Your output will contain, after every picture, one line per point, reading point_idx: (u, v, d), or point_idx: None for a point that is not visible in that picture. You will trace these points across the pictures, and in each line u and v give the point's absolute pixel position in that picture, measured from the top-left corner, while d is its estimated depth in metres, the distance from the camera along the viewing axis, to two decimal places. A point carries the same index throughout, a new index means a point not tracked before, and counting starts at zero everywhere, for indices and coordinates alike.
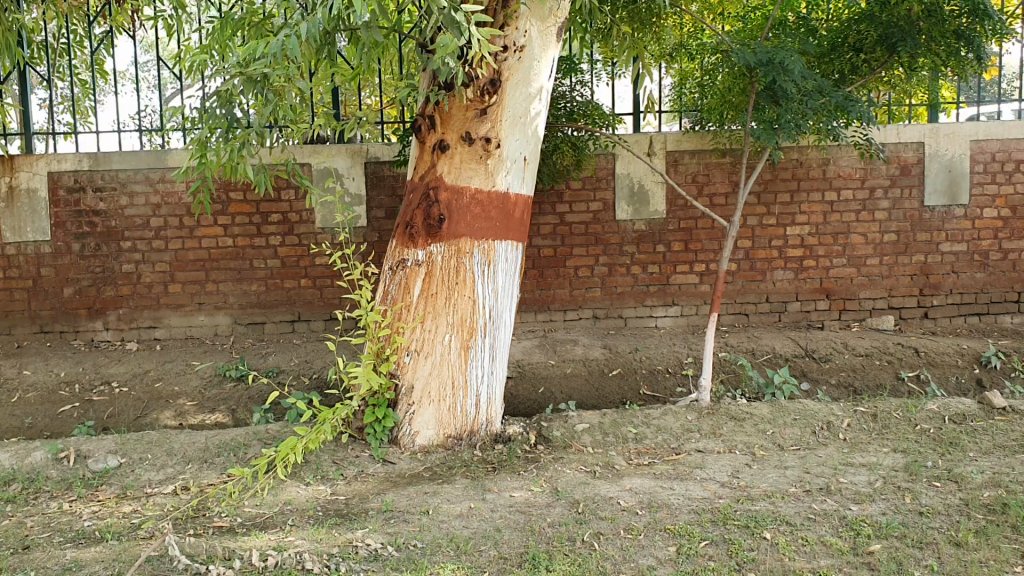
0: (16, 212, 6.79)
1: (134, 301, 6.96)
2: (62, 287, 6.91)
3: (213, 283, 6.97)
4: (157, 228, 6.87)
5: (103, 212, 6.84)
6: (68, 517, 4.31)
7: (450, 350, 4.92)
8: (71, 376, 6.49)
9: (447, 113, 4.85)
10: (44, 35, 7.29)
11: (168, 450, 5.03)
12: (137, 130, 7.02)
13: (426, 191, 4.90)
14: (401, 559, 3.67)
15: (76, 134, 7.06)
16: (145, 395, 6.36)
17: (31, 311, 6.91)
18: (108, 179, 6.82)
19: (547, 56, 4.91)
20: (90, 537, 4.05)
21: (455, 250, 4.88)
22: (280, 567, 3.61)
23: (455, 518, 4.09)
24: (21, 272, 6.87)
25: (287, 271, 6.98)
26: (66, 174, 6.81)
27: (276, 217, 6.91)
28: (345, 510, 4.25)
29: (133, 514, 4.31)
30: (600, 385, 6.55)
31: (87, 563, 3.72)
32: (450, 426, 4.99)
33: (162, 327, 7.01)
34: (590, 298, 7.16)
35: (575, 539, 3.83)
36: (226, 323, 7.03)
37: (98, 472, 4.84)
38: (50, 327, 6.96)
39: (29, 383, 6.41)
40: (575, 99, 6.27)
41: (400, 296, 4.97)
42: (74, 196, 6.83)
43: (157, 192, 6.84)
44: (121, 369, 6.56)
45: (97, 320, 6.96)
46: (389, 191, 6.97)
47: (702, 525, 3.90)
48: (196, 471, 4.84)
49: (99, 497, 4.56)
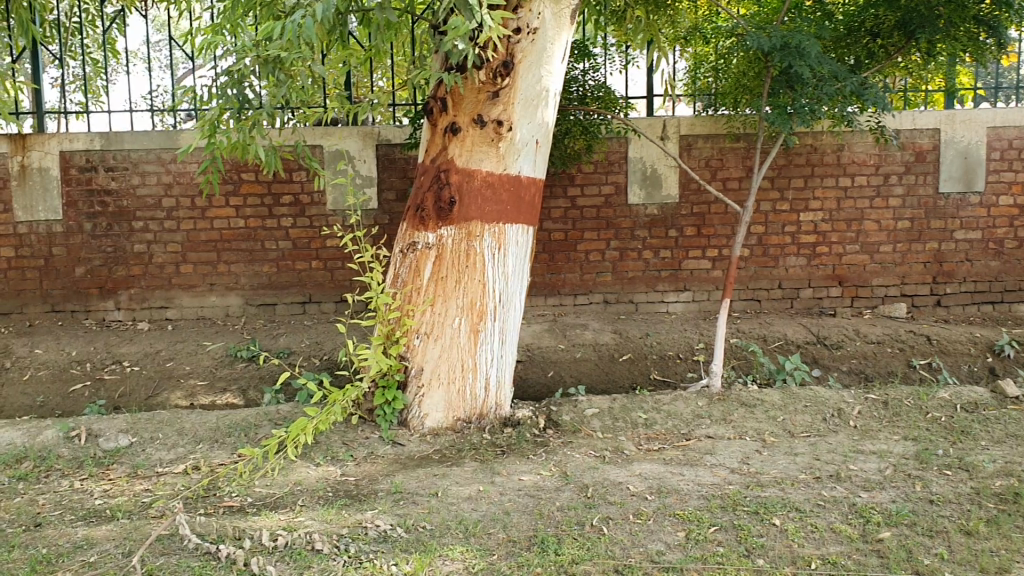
0: (28, 192, 6.79)
1: (146, 281, 6.97)
2: (74, 267, 6.92)
3: (225, 264, 6.97)
4: (169, 208, 6.87)
5: (115, 192, 6.84)
6: (80, 495, 4.35)
7: (459, 333, 4.92)
8: (83, 355, 6.50)
9: (460, 96, 4.85)
10: (56, 15, 7.29)
11: (180, 429, 5.05)
12: (149, 110, 7.01)
13: (437, 173, 4.90)
14: (411, 540, 3.69)
15: (88, 113, 7.05)
16: (156, 374, 6.39)
17: (43, 290, 6.92)
18: (120, 159, 6.81)
19: (561, 39, 4.88)
20: (101, 515, 4.08)
21: (466, 233, 4.87)
22: (290, 547, 3.63)
23: (464, 501, 4.10)
24: (32, 251, 6.88)
25: (298, 253, 6.99)
26: (77, 153, 6.81)
27: (287, 199, 6.91)
28: (355, 491, 4.26)
29: (143, 492, 4.34)
30: (610, 370, 6.53)
31: (98, 541, 3.76)
32: (459, 409, 4.98)
33: (174, 308, 7.02)
34: (601, 282, 7.13)
35: (584, 523, 3.83)
36: (237, 304, 7.03)
37: (110, 450, 4.86)
38: (61, 306, 6.96)
39: (40, 362, 6.43)
40: (587, 83, 6.22)
41: (410, 279, 4.97)
42: (86, 175, 6.83)
43: (168, 172, 6.85)
44: (133, 348, 6.58)
45: (108, 299, 6.97)
46: (400, 173, 6.94)
47: (711, 511, 3.90)
48: (206, 450, 4.85)
49: (110, 475, 4.59)
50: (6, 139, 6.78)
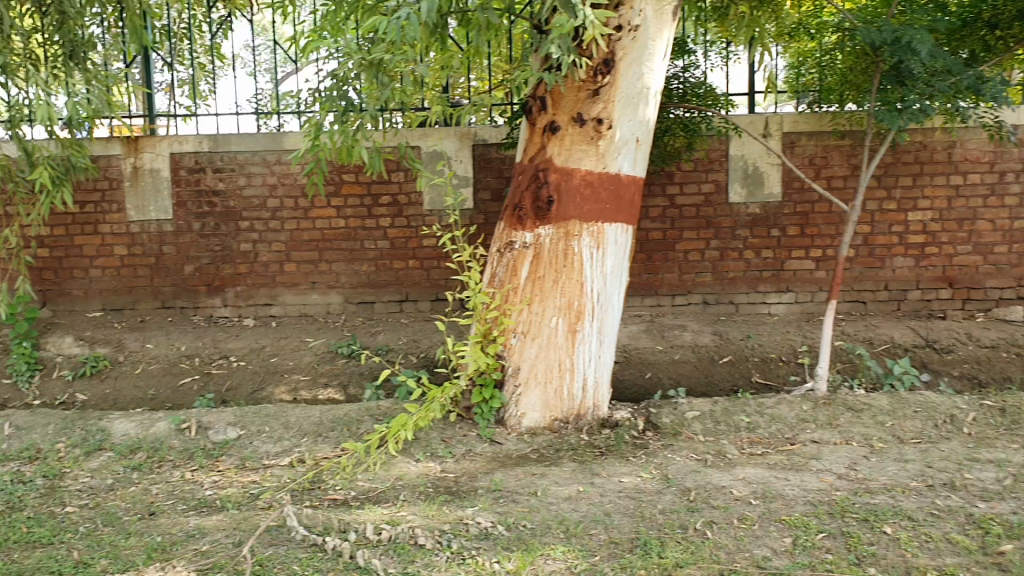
0: (140, 192, 7.02)
1: (251, 279, 7.15)
2: (183, 264, 7.14)
3: (326, 263, 7.11)
4: (273, 209, 7.05)
5: (222, 192, 7.05)
6: (191, 485, 4.50)
7: (557, 333, 4.88)
8: (191, 350, 6.72)
9: (559, 95, 4.84)
10: (166, 21, 7.55)
11: (285, 423, 5.17)
12: (254, 113, 7.20)
13: (536, 172, 4.89)
14: (512, 538, 3.70)
15: (196, 116, 7.29)
16: (260, 369, 6.56)
17: (154, 286, 7.15)
18: (227, 161, 7.02)
19: (662, 36, 4.82)
20: (211, 505, 4.22)
21: (564, 233, 4.85)
22: (394, 541, 3.68)
23: (565, 501, 4.08)
24: (144, 250, 7.11)
25: (397, 253, 7.08)
26: (187, 155, 7.04)
27: (386, 199, 7.01)
28: (455, 488, 4.29)
29: (251, 484, 4.47)
30: (710, 372, 6.43)
31: (210, 530, 3.89)
32: (556, 409, 4.93)
33: (277, 305, 7.19)
34: (701, 283, 7.03)
35: (687, 526, 3.77)
36: (337, 302, 7.17)
37: (219, 443, 5.02)
38: (171, 303, 7.19)
39: (152, 356, 6.66)
40: (686, 81, 6.15)
41: (508, 278, 4.97)
42: (195, 176, 7.05)
43: (273, 173, 7.02)
44: (239, 344, 6.77)
45: (215, 296, 7.18)
46: (496, 173, 6.96)
47: (819, 517, 3.79)
48: (310, 444, 4.95)
49: (219, 467, 4.74)
50: (120, 141, 7.02)
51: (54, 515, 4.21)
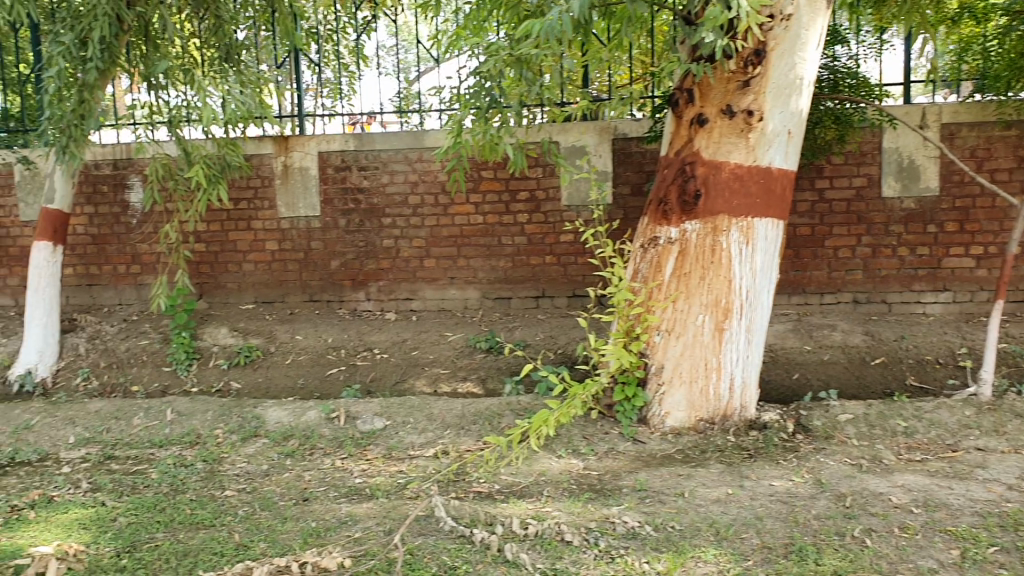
0: (290, 189, 7.26)
1: (393, 274, 7.31)
2: (329, 259, 7.36)
3: (465, 259, 7.19)
4: (415, 205, 7.18)
5: (366, 190, 7.21)
6: (341, 473, 4.64)
7: (703, 331, 4.77)
8: (337, 342, 6.93)
9: (707, 86, 4.74)
10: (314, 22, 7.78)
11: (429, 415, 5.25)
12: (397, 112, 7.35)
13: (682, 165, 4.82)
14: (661, 539, 3.64)
15: (342, 116, 7.49)
16: (402, 362, 6.70)
17: (302, 280, 7.40)
18: (372, 159, 7.18)
19: (817, 24, 4.61)
20: (361, 493, 4.33)
21: (712, 228, 4.74)
22: (540, 536, 3.67)
23: (712, 503, 3.99)
24: (294, 245, 7.35)
25: (534, 248, 7.09)
26: (334, 154, 7.24)
27: (524, 195, 7.02)
28: (600, 486, 4.26)
29: (398, 473, 4.56)
30: (861, 374, 6.18)
31: (361, 518, 4.00)
32: (701, 410, 4.83)
33: (418, 300, 7.33)
34: (850, 281, 6.76)
35: (844, 534, 3.62)
36: (476, 297, 7.24)
37: (367, 432, 5.16)
38: (318, 296, 7.42)
39: (301, 347, 6.91)
40: (838, 70, 5.92)
41: (652, 274, 4.90)
42: (341, 174, 7.25)
43: (415, 171, 7.14)
44: (382, 337, 6.94)
45: (359, 291, 7.37)
46: (636, 167, 6.87)
47: (989, 529, 3.57)
48: (454, 436, 5.01)
49: (367, 456, 4.86)
50: (271, 140, 7.27)
51: (215, 498, 4.41)
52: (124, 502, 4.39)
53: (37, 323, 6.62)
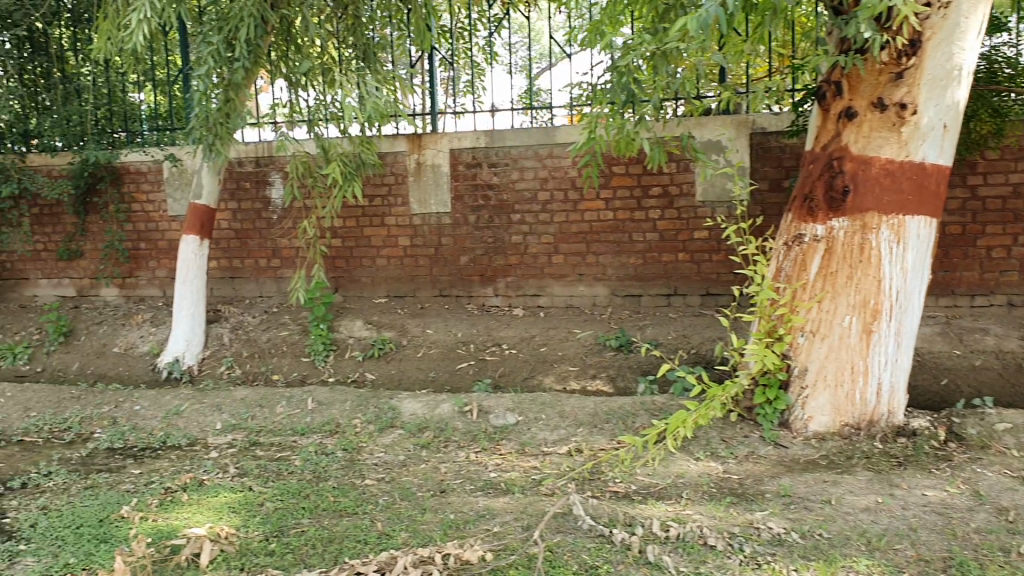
0: (422, 186, 7.35)
1: (521, 270, 7.32)
2: (459, 255, 7.42)
3: (594, 256, 7.15)
4: (544, 201, 7.16)
5: (496, 186, 7.24)
6: (476, 467, 4.67)
7: (849, 333, 4.60)
8: (467, 337, 7.00)
9: (858, 79, 4.57)
10: (447, 21, 7.86)
11: (561, 412, 5.24)
12: (529, 109, 7.36)
13: (829, 161, 4.67)
14: (809, 547, 3.52)
15: (474, 113, 7.56)
16: (532, 358, 6.73)
17: (432, 275, 7.50)
18: (502, 156, 7.20)
19: (978, 11, 4.35)
20: (497, 487, 4.35)
21: (860, 226, 4.56)
22: (682, 539, 3.61)
23: (862, 511, 3.84)
24: (425, 241, 7.45)
25: (665, 246, 6.99)
26: (465, 151, 7.29)
27: (656, 190, 6.93)
28: (740, 490, 4.16)
29: (533, 469, 4.56)
30: (1016, 381, 5.86)
31: (498, 512, 4.02)
32: (847, 414, 4.66)
33: (546, 296, 7.32)
34: (1004, 282, 6.42)
35: (1008, 550, 3.42)
36: (605, 294, 7.19)
37: (499, 427, 5.19)
38: (447, 291, 7.50)
39: (431, 341, 7.01)
40: (997, 60, 5.65)
41: (796, 273, 4.78)
42: (471, 171, 7.29)
43: (545, 167, 7.12)
44: (511, 332, 6.97)
45: (488, 286, 7.42)
46: (774, 163, 6.69)
47: None
48: (587, 434, 4.98)
49: (501, 450, 4.89)
50: (404, 138, 7.37)
51: (355, 486, 4.50)
52: (270, 487, 4.53)
53: (184, 314, 6.94)
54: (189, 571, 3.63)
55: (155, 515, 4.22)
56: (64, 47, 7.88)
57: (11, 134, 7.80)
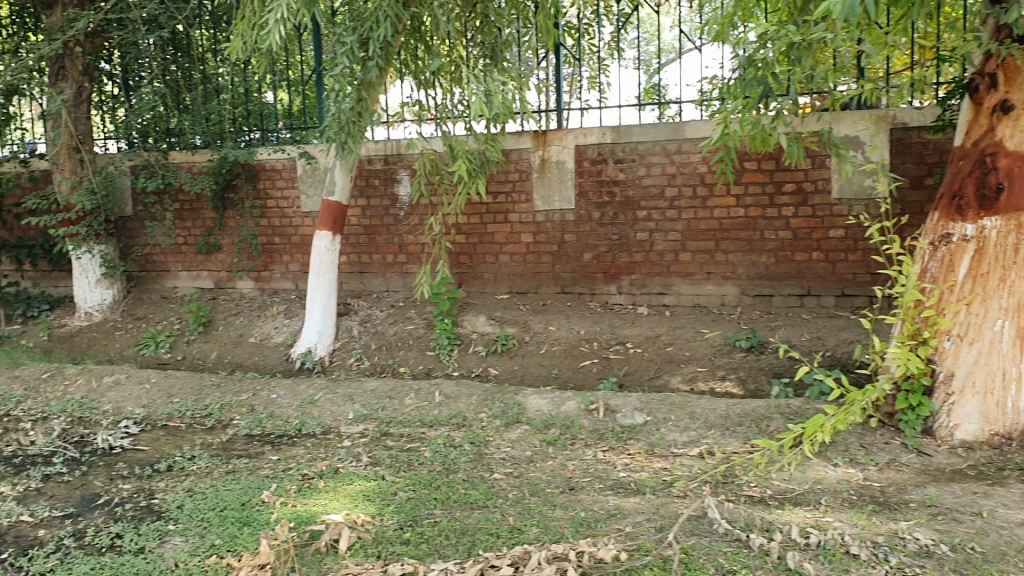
0: (547, 183, 7.33)
1: (647, 268, 7.24)
2: (583, 252, 7.40)
3: (723, 254, 7.02)
4: (672, 198, 7.07)
5: (622, 182, 7.18)
6: (605, 465, 4.65)
7: (1002, 338, 4.39)
8: (591, 335, 6.98)
9: (1016, 69, 4.33)
10: (573, 17, 7.83)
11: (692, 413, 5.16)
12: (656, 105, 7.27)
13: (981, 156, 4.46)
14: (960, 560, 3.36)
15: (600, 109, 7.50)
16: (657, 357, 6.68)
17: (555, 272, 7.49)
18: (629, 152, 7.13)
19: None
20: (627, 487, 4.32)
21: (1016, 225, 4.37)
22: (823, 547, 3.50)
23: (1017, 526, 3.64)
24: (548, 237, 7.45)
25: (799, 244, 6.81)
26: (591, 147, 7.24)
27: (790, 187, 6.75)
28: (882, 498, 4.01)
29: (663, 470, 4.51)
30: None
31: (630, 512, 3.99)
32: (998, 424, 4.42)
33: (672, 294, 7.23)
34: None
35: None
36: (734, 293, 7.05)
37: (628, 426, 5.15)
38: (571, 288, 7.49)
39: (555, 338, 7.02)
40: None
41: (943, 274, 4.56)
42: (597, 167, 7.24)
43: (673, 162, 7.02)
44: (635, 331, 6.92)
45: (612, 284, 7.37)
46: (916, 159, 6.42)
47: None
48: (718, 437, 4.89)
49: (629, 450, 4.85)
50: (529, 135, 7.36)
51: (485, 480, 4.54)
52: (402, 477, 4.62)
53: (316, 306, 7.15)
54: (329, 557, 3.74)
55: (293, 501, 4.36)
56: (205, 48, 8.22)
57: (154, 130, 8.27)
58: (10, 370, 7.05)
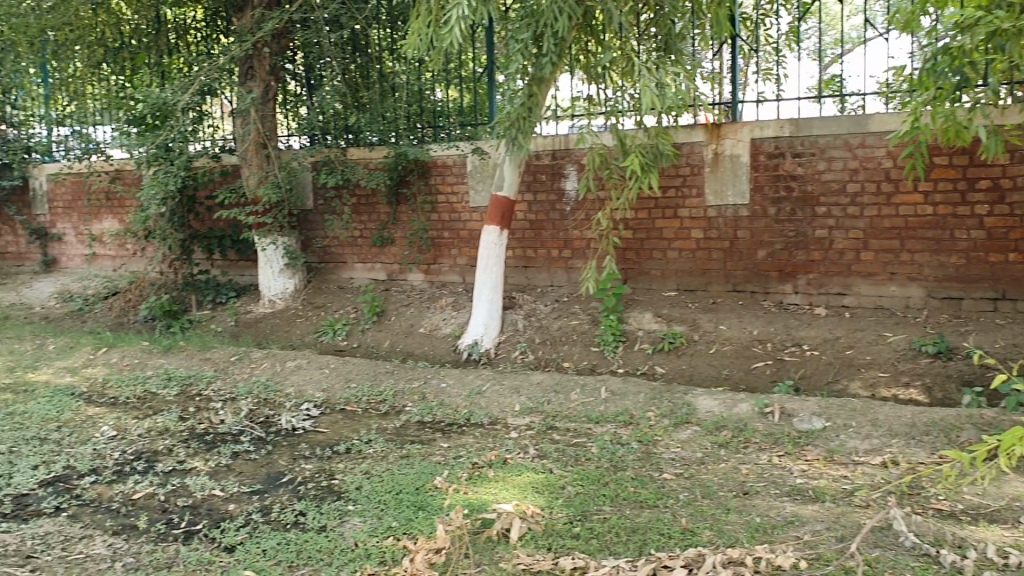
0: (720, 177, 7.19)
1: (825, 267, 6.98)
2: (756, 249, 7.20)
3: (908, 253, 6.67)
4: (853, 194, 6.77)
5: (800, 177, 6.94)
6: (780, 470, 4.52)
7: None
8: (764, 335, 6.81)
9: None
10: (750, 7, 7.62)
11: (874, 420, 4.94)
12: (838, 97, 6.98)
13: None
14: None
15: (777, 102, 7.28)
16: (835, 360, 6.44)
17: (726, 270, 7.33)
18: (808, 145, 6.88)
19: None
20: (805, 494, 4.18)
21: None
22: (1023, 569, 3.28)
23: None
24: (720, 234, 7.30)
25: (994, 245, 6.38)
26: (767, 140, 7.04)
27: (985, 183, 6.34)
28: None
29: (843, 478, 4.34)
30: None
31: (807, 519, 3.87)
32: None
33: (851, 295, 6.93)
34: None
35: None
36: (919, 295, 6.70)
37: (804, 431, 4.99)
38: (742, 287, 7.31)
39: (726, 338, 6.89)
40: None
41: None
42: (774, 162, 7.03)
43: (856, 157, 6.73)
44: (812, 332, 6.70)
45: (786, 283, 7.14)
46: None
47: None
48: (904, 446, 4.67)
49: (806, 456, 4.69)
50: (703, 129, 7.24)
51: (654, 479, 4.49)
52: (571, 472, 4.63)
53: (484, 299, 7.28)
54: (500, 546, 3.80)
55: (465, 488, 4.45)
56: (381, 48, 8.51)
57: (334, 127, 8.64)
58: (202, 352, 7.53)
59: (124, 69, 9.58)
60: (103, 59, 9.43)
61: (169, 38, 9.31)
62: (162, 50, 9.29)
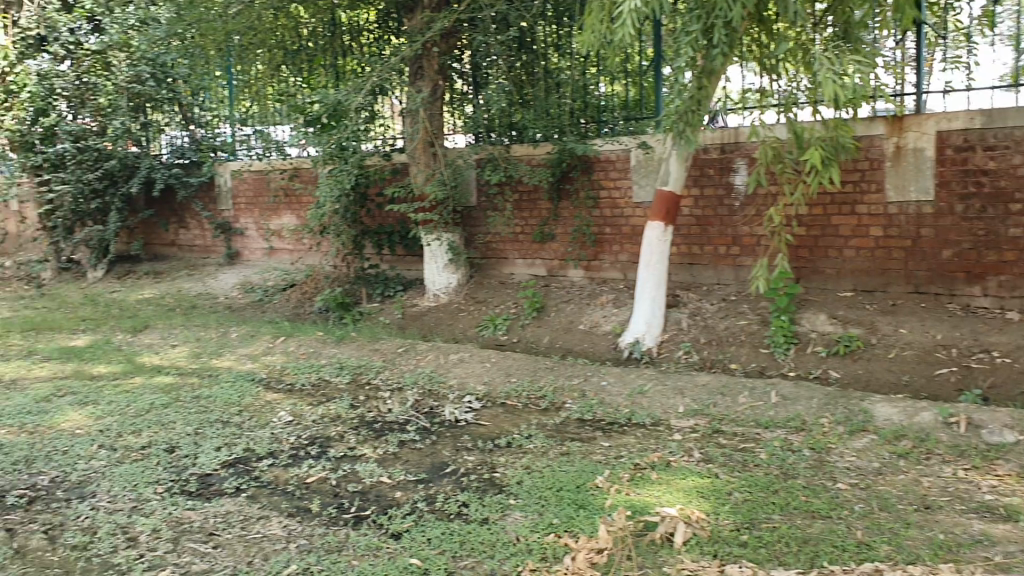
0: (902, 172, 6.81)
1: (1019, 269, 6.48)
2: (941, 249, 6.78)
3: None
4: None
5: (992, 171, 6.48)
6: (967, 485, 4.22)
7: None
8: (949, 341, 6.41)
9: None
10: None
11: None
12: None
13: None
14: None
15: (968, 92, 6.82)
16: None
17: (907, 270, 6.93)
18: (1002, 137, 6.42)
19: None
20: (995, 512, 3.89)
21: None
22: None
23: None
24: (901, 232, 6.91)
25: None
26: (955, 132, 6.62)
27: None
28: None
29: None
30: None
31: (999, 540, 3.59)
32: None
33: None
34: None
35: None
36: None
37: (995, 445, 4.65)
38: (925, 288, 6.89)
39: (906, 342, 6.51)
40: None
41: None
42: (962, 155, 6.60)
43: None
44: (1003, 339, 6.24)
45: (975, 285, 6.68)
46: None
47: None
48: None
49: (997, 471, 4.37)
50: (884, 121, 6.90)
51: (827, 489, 4.29)
52: (737, 477, 4.49)
53: (647, 297, 7.18)
54: (663, 550, 3.72)
55: (627, 489, 4.39)
56: (547, 45, 8.60)
57: (499, 124, 8.71)
58: (371, 344, 7.78)
59: (301, 70, 9.95)
60: (283, 61, 9.84)
61: (344, 40, 9.73)
62: (337, 51, 9.76)
